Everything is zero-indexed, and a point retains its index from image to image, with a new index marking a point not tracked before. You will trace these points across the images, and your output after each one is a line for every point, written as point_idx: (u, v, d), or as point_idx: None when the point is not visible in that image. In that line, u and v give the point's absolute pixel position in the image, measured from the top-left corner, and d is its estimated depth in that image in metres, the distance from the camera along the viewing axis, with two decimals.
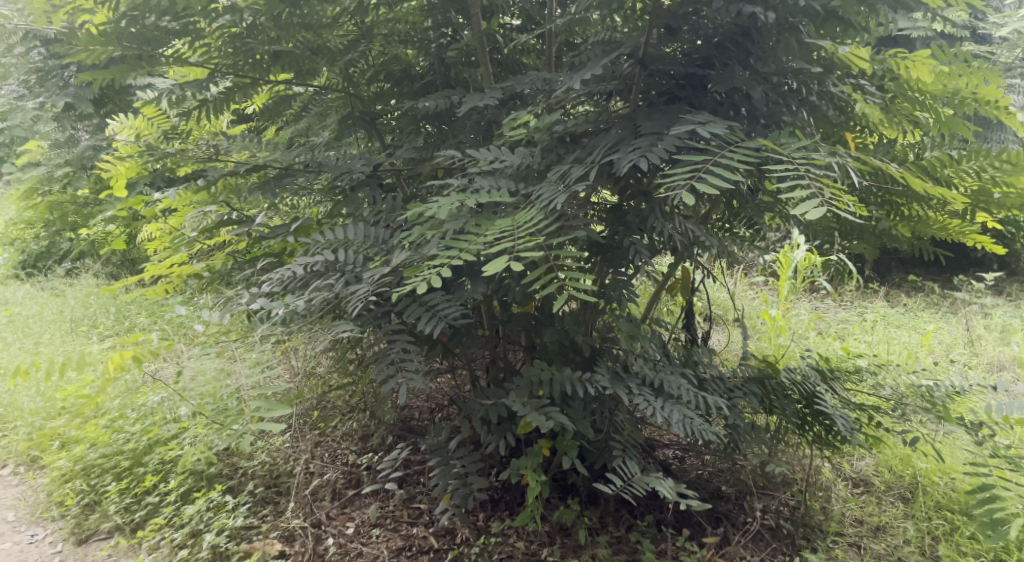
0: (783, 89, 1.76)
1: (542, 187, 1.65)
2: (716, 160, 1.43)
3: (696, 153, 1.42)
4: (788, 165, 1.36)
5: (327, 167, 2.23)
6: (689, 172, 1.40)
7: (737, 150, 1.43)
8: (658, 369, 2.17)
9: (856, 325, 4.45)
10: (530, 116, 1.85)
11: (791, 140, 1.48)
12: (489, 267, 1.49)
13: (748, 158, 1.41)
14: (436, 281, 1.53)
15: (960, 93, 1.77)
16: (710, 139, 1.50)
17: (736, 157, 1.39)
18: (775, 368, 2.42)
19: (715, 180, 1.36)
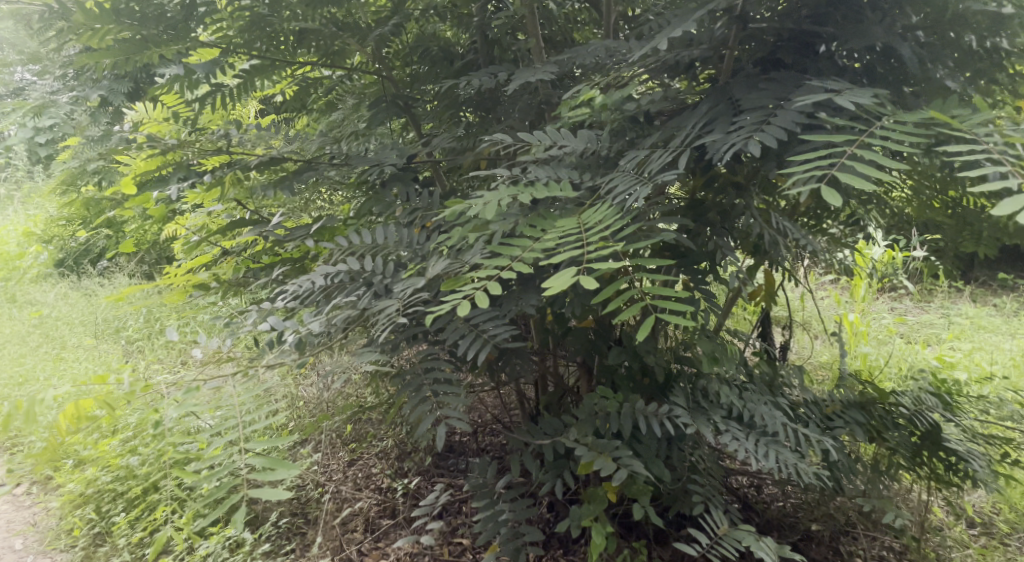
0: (923, 49, 1.38)
1: (618, 180, 1.31)
2: (860, 142, 1.07)
3: (833, 135, 1.06)
4: (973, 146, 1.02)
5: (355, 159, 1.91)
6: (826, 159, 1.04)
7: (890, 126, 1.07)
8: (745, 397, 1.82)
9: (945, 329, 4.01)
10: (594, 91, 1.51)
11: (961, 112, 1.11)
12: (552, 283, 1.15)
13: (918, 136, 1.05)
14: (485, 296, 1.20)
15: None
16: (844, 115, 1.15)
17: (899, 133, 1.03)
18: (883, 391, 2.05)
19: (867, 169, 0.99)
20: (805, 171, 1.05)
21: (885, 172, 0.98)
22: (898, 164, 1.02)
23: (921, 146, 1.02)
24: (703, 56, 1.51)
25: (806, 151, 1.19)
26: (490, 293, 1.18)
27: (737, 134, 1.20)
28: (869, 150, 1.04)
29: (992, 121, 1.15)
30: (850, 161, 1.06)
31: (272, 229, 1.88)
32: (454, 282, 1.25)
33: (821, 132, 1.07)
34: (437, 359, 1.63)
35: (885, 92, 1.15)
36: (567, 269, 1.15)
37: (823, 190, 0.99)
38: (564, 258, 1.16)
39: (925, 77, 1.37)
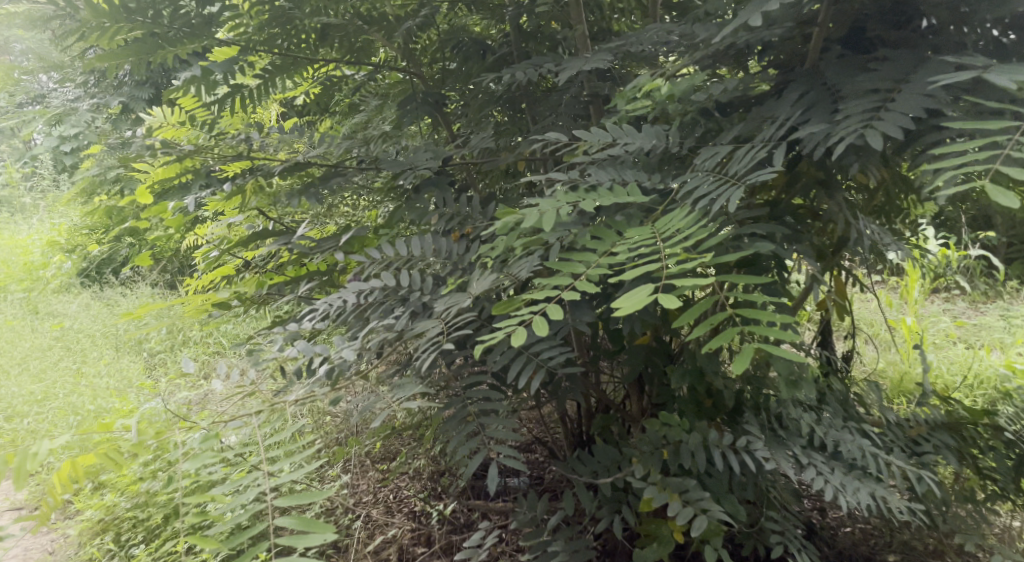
0: None
1: (697, 180, 1.13)
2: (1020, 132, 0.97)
3: (988, 125, 0.97)
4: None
5: (385, 162, 1.73)
6: (985, 154, 0.95)
7: None
8: (824, 423, 1.64)
9: (1009, 332, 3.76)
10: (658, 80, 1.34)
11: None
12: (626, 302, 0.96)
13: None
14: (545, 321, 1.01)
15: None
16: (989, 100, 1.05)
17: None
18: (974, 412, 1.88)
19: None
20: (958, 169, 0.96)
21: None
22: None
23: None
24: (783, 37, 1.33)
25: (941, 141, 1.09)
26: (552, 317, 1.00)
27: (850, 119, 1.08)
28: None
29: None
30: (1012, 153, 0.96)
31: (296, 241, 1.70)
32: (505, 304, 1.07)
33: (972, 122, 0.98)
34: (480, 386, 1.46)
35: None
36: (642, 287, 0.95)
37: (992, 190, 0.91)
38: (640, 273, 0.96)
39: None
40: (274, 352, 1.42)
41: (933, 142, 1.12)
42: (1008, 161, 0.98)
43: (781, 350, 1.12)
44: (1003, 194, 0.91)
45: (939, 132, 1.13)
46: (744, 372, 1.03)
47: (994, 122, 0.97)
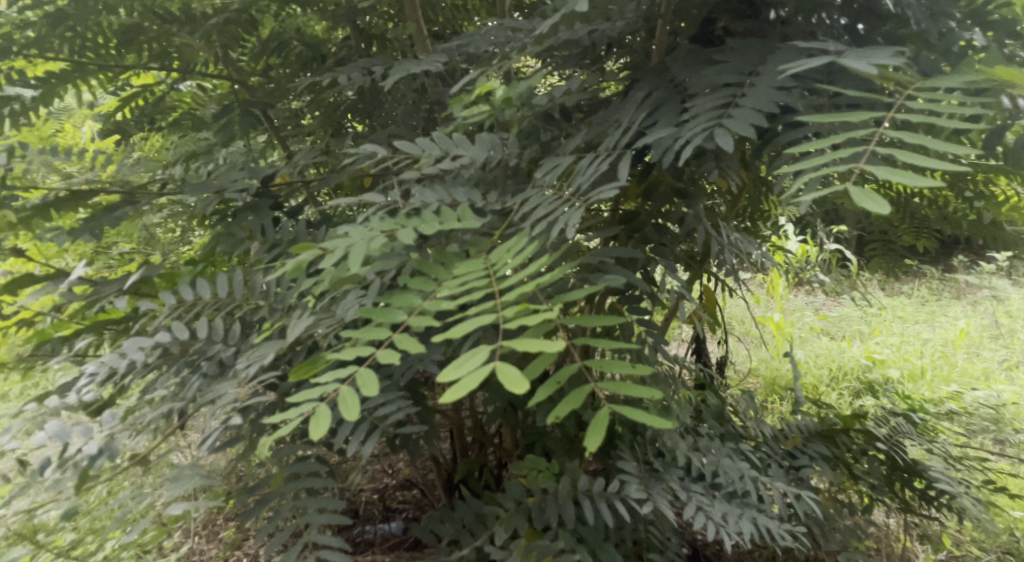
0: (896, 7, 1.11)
1: (535, 198, 0.95)
2: (885, 125, 0.85)
3: (850, 118, 0.84)
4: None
5: (188, 187, 1.43)
6: (849, 152, 0.82)
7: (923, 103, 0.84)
8: (701, 448, 1.53)
9: (862, 321, 3.92)
10: (493, 82, 1.15)
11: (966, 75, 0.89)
12: (450, 372, 0.73)
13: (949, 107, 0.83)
14: (355, 394, 0.75)
15: None
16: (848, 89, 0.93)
17: (928, 110, 0.81)
18: (847, 419, 1.94)
19: (908, 159, 0.77)
20: (820, 171, 0.83)
21: (943, 164, 0.77)
22: (948, 150, 0.80)
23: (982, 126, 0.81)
24: (629, 31, 1.20)
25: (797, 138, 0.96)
26: (364, 390, 0.73)
27: (695, 120, 0.94)
28: (905, 132, 0.82)
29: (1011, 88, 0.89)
30: (879, 148, 0.84)
31: (67, 289, 1.33)
32: (300, 370, 0.80)
33: (832, 117, 0.85)
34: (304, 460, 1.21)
35: (894, 52, 0.93)
36: (475, 353, 0.73)
37: (857, 195, 0.77)
38: (472, 333, 0.74)
39: (934, 30, 1.07)
40: (1, 442, 1.05)
41: (791, 138, 1.00)
42: (872, 159, 0.86)
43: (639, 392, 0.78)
44: (870, 198, 0.78)
45: (795, 128, 1.02)
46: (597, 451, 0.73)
47: (856, 115, 0.84)
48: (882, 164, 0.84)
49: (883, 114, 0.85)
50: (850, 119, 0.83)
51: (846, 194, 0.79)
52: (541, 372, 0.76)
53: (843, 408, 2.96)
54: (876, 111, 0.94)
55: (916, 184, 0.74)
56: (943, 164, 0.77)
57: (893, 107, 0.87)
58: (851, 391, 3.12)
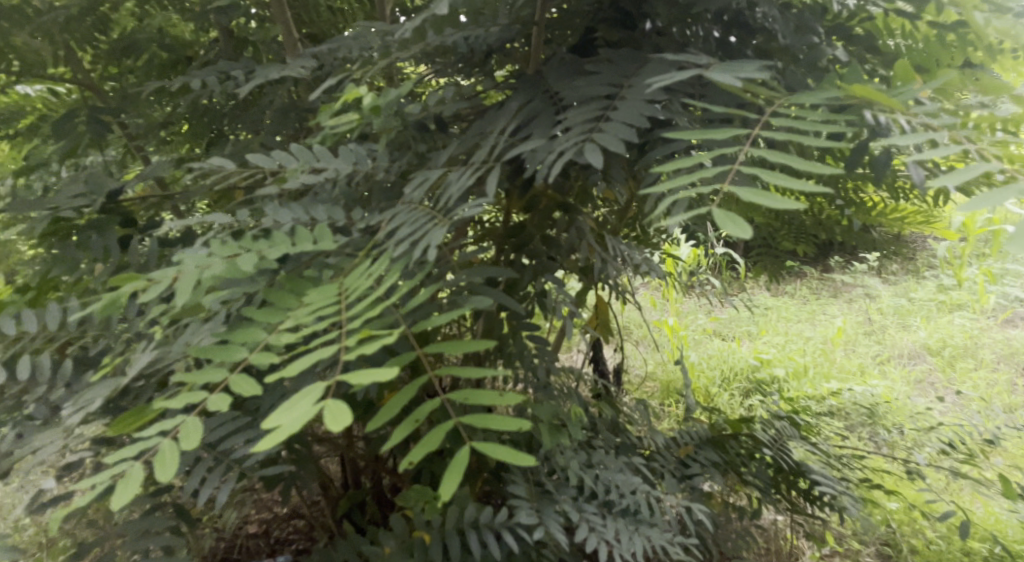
0: (768, 22, 1.11)
1: (400, 214, 0.89)
2: (750, 142, 0.82)
3: (715, 133, 0.81)
4: (927, 135, 0.80)
5: (17, 206, 1.25)
6: (714, 170, 0.79)
7: (791, 121, 0.82)
8: (593, 465, 1.51)
9: (750, 319, 4.06)
10: (361, 88, 1.04)
11: (830, 92, 0.88)
12: (277, 416, 0.64)
13: (813, 126, 0.82)
14: (176, 447, 0.69)
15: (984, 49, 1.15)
16: (717, 102, 0.91)
17: (795, 130, 0.79)
18: (736, 424, 2.02)
19: (770, 178, 0.74)
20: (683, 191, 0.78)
21: (803, 185, 0.73)
22: (810, 169, 0.77)
23: (844, 145, 0.79)
24: (503, 39, 1.15)
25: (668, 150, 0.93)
26: (184, 445, 0.67)
27: (567, 133, 0.90)
28: (768, 151, 0.79)
29: (876, 107, 0.90)
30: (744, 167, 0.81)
31: None
32: (126, 421, 0.72)
33: (698, 132, 0.82)
34: (158, 512, 1.09)
35: (760, 66, 0.92)
36: (308, 391, 0.64)
37: (717, 215, 0.73)
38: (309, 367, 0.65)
39: (800, 44, 1.08)
40: None
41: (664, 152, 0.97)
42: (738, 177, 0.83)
43: (499, 419, 0.68)
44: (731, 220, 0.74)
45: (669, 141, 0.99)
46: (451, 498, 0.65)
47: (722, 130, 0.82)
48: (747, 184, 0.81)
49: (749, 130, 0.82)
50: (713, 137, 0.80)
51: (708, 215, 0.74)
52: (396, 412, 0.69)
53: (734, 409, 3.06)
54: (744, 126, 0.92)
55: (776, 206, 0.71)
56: (803, 185, 0.73)
57: (758, 123, 0.85)
58: (742, 390, 3.24)
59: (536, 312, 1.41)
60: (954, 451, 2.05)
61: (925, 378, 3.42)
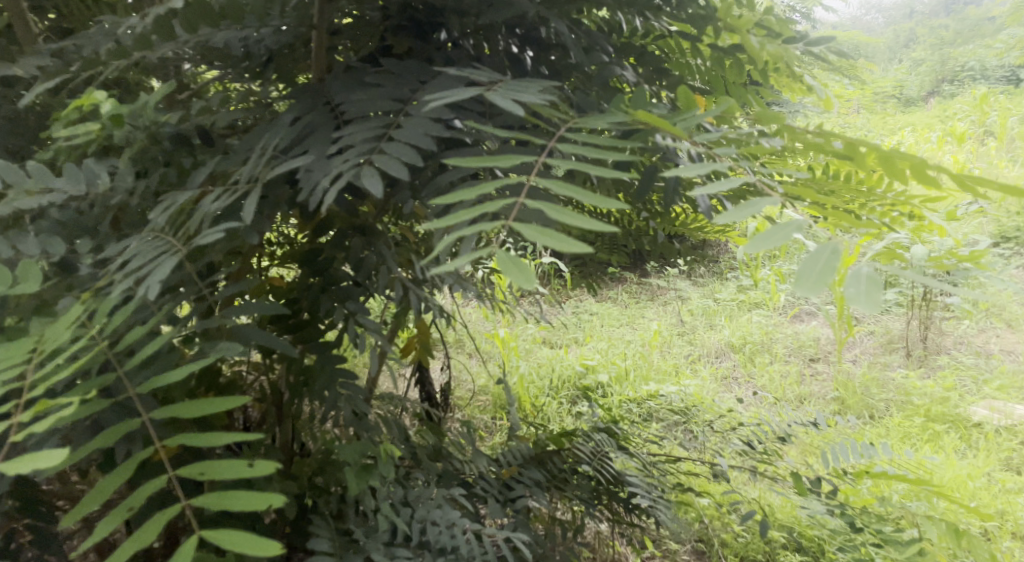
0: (561, 36, 1.09)
1: (133, 249, 0.85)
2: (536, 171, 0.79)
3: (498, 162, 0.77)
4: (711, 167, 0.79)
5: None
6: (497, 205, 0.74)
7: (578, 148, 0.79)
8: (409, 502, 1.44)
9: (574, 325, 4.13)
10: (101, 97, 0.97)
11: (616, 117, 0.86)
12: None
13: (601, 155, 0.79)
14: None
15: (762, 68, 1.19)
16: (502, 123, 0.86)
17: (581, 160, 0.76)
18: (557, 441, 2.03)
19: (555, 215, 0.71)
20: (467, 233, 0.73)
21: (588, 224, 0.70)
22: (596, 203, 0.75)
23: (630, 176, 0.77)
24: (279, 44, 1.06)
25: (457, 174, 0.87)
26: None
27: (343, 153, 0.81)
28: (554, 183, 0.76)
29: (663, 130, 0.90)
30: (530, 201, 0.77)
31: None
32: None
33: (479, 161, 0.77)
34: None
35: (550, 85, 0.87)
36: None
37: (506, 265, 0.71)
38: None
39: (589, 63, 1.07)
40: None
41: (454, 175, 0.91)
42: (525, 209, 0.79)
43: (237, 499, 0.71)
44: (519, 270, 0.72)
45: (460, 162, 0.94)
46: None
47: (503, 160, 0.77)
48: (534, 218, 0.77)
49: (534, 157, 0.79)
50: (498, 168, 0.75)
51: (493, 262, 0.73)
52: (118, 486, 0.75)
53: (561, 419, 3.09)
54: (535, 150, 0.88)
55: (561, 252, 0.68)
56: (587, 224, 0.70)
57: (545, 150, 0.82)
58: (568, 398, 3.31)
59: (338, 341, 1.32)
60: (756, 448, 2.17)
61: (729, 373, 3.60)
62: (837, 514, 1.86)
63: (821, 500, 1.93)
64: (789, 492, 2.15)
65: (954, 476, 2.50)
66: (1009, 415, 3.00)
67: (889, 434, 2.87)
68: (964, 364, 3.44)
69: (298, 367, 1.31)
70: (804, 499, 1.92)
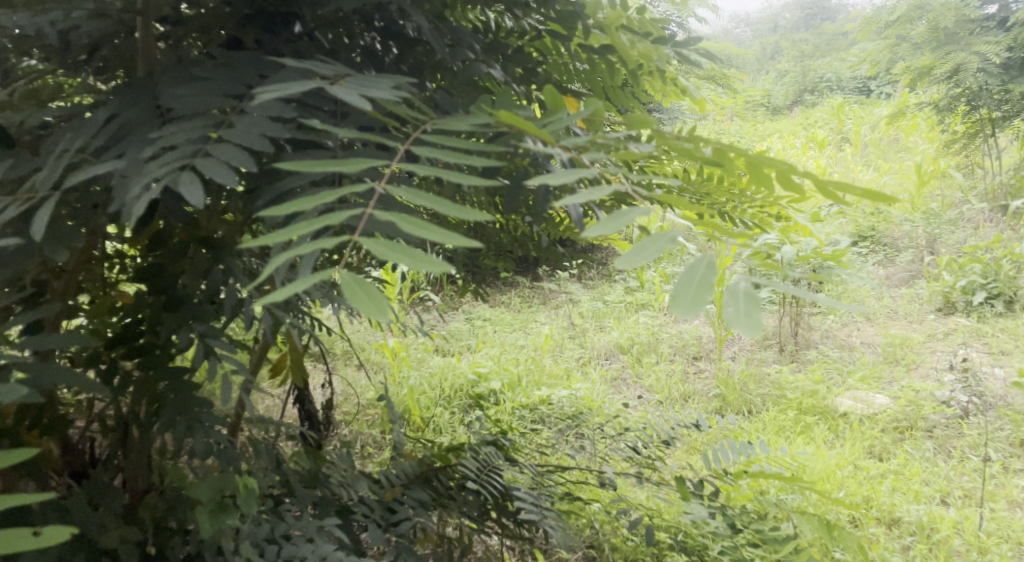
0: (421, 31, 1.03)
1: None
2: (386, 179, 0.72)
3: (343, 168, 0.69)
4: (580, 175, 0.75)
5: None
6: (343, 218, 0.67)
7: (437, 151, 0.72)
8: (273, 537, 1.32)
9: (466, 332, 4.06)
10: None
11: (480, 119, 0.80)
12: None
13: (461, 160, 0.73)
14: None
15: (636, 70, 1.17)
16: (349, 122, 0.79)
17: (439, 168, 0.69)
18: (443, 458, 1.95)
19: (410, 231, 0.65)
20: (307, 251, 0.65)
21: (449, 236, 0.65)
22: (457, 214, 0.69)
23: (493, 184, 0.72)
24: (101, 32, 0.98)
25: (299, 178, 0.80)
26: None
27: (161, 154, 0.75)
28: (409, 192, 0.70)
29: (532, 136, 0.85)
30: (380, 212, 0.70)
31: None
32: None
33: (318, 164, 0.70)
34: None
35: (402, 82, 0.82)
36: None
37: (353, 292, 0.64)
38: None
39: (453, 60, 1.01)
40: None
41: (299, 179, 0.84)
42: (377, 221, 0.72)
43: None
44: (369, 294, 0.65)
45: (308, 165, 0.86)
46: None
47: (347, 164, 0.70)
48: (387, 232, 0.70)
49: (383, 162, 0.72)
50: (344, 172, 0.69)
51: (338, 285, 0.66)
52: None
53: (452, 431, 3.01)
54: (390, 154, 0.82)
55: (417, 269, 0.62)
56: (446, 237, 0.65)
57: (398, 155, 0.76)
58: (460, 408, 3.24)
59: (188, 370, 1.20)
60: (642, 453, 2.17)
61: (618, 375, 3.63)
62: (720, 514, 1.87)
63: (704, 503, 1.96)
64: (675, 493, 2.16)
65: (824, 467, 2.61)
66: (870, 405, 3.10)
67: (766, 430, 2.96)
68: (831, 358, 3.62)
69: (138, 399, 1.18)
70: (689, 502, 1.92)
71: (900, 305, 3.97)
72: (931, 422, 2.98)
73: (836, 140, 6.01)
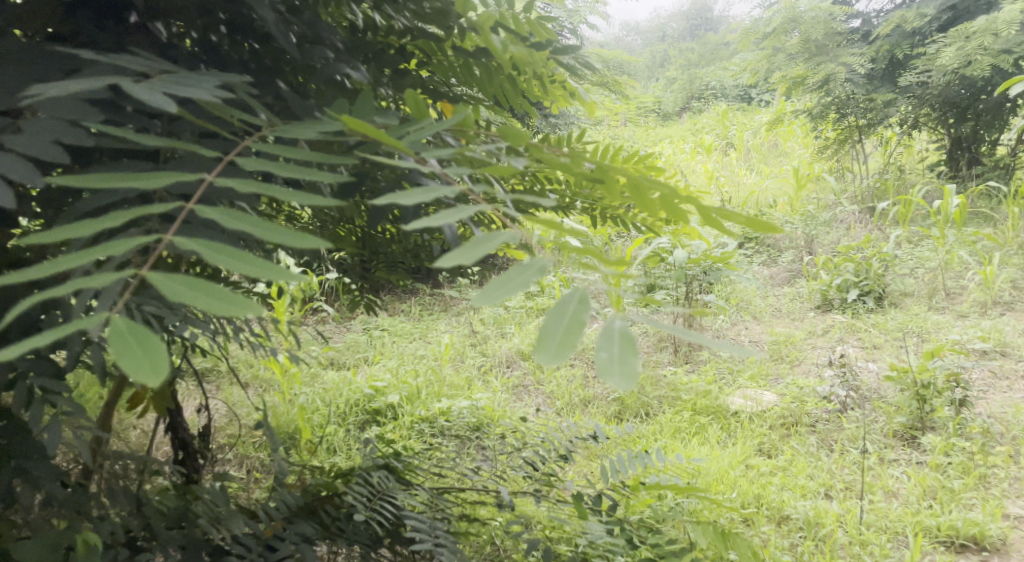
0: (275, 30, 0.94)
1: None
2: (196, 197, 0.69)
3: (138, 186, 0.66)
4: (436, 195, 0.68)
5: None
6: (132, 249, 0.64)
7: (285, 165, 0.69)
8: None
9: (363, 343, 3.91)
10: None
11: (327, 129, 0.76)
12: None
13: (295, 175, 0.68)
14: None
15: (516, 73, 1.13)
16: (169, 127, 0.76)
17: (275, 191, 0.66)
18: (330, 486, 1.83)
19: (211, 261, 0.62)
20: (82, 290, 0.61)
21: (253, 268, 0.62)
22: (276, 236, 0.65)
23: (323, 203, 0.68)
24: None
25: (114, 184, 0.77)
26: None
27: None
28: (224, 215, 0.66)
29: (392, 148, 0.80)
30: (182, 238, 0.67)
31: None
32: None
33: (114, 179, 0.67)
34: None
35: (224, 80, 0.78)
36: None
37: (124, 349, 0.57)
38: None
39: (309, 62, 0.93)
40: None
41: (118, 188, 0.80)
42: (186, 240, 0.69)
43: None
44: (143, 346, 0.58)
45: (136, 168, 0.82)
46: None
47: (145, 182, 0.67)
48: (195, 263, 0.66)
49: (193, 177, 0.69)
50: (142, 188, 0.67)
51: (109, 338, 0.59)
52: None
53: (346, 450, 2.87)
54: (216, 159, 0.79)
55: (214, 312, 0.57)
56: (251, 268, 0.61)
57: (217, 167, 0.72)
58: (356, 425, 3.09)
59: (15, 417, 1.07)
60: (539, 468, 2.12)
61: (520, 383, 3.58)
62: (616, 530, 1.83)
63: (601, 520, 1.93)
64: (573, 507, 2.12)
65: (718, 469, 2.64)
66: (759, 402, 3.18)
67: (664, 433, 2.99)
68: (722, 358, 3.71)
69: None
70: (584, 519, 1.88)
71: (783, 304, 4.13)
72: (814, 417, 3.09)
73: (722, 145, 6.23)
